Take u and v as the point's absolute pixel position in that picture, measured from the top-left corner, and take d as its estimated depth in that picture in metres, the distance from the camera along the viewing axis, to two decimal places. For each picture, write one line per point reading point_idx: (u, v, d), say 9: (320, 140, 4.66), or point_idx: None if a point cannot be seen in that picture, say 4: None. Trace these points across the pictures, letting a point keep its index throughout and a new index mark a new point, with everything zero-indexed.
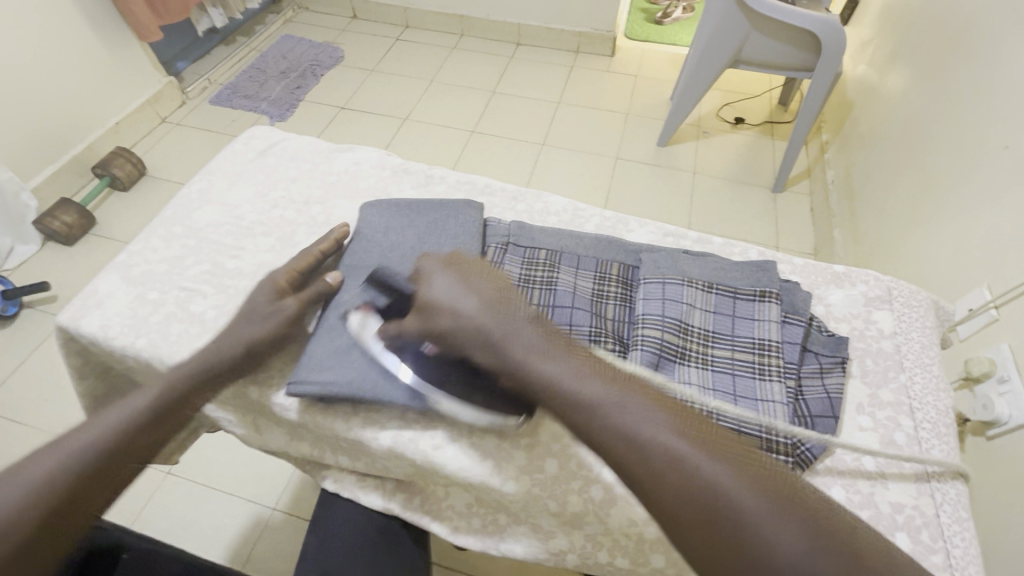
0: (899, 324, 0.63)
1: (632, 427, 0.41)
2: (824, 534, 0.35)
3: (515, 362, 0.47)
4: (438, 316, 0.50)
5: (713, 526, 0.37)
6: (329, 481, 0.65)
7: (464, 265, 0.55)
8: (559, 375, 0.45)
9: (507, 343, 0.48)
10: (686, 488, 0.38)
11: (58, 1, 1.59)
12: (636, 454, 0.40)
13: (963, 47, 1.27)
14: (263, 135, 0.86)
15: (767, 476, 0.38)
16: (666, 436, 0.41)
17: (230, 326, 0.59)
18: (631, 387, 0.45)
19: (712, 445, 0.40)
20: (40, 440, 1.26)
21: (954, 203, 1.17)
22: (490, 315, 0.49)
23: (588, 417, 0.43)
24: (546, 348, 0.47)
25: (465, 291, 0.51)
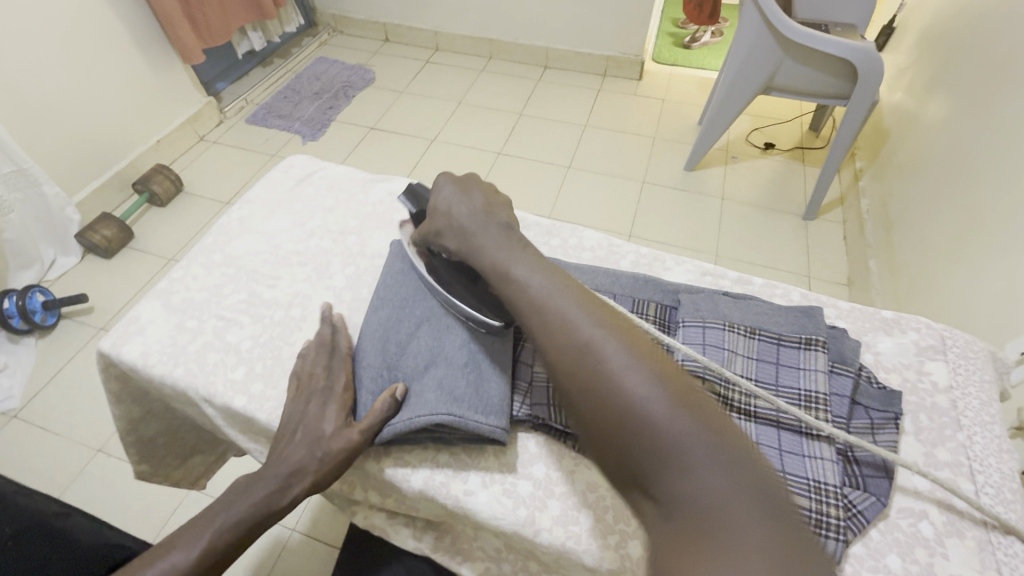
0: (955, 377, 0.60)
1: (544, 297, 0.46)
2: (671, 388, 0.39)
3: (473, 246, 0.53)
4: (434, 216, 0.58)
5: (578, 374, 0.41)
6: (357, 518, 0.64)
7: (473, 180, 0.59)
8: (504, 255, 0.51)
9: (473, 230, 0.54)
10: (567, 346, 0.43)
11: (109, 26, 1.68)
12: (540, 318, 0.45)
13: (1011, 77, 1.23)
14: (301, 163, 0.88)
15: (644, 345, 0.43)
16: (570, 307, 0.45)
17: (284, 454, 0.53)
18: (558, 273, 0.49)
19: (610, 321, 0.44)
20: (71, 451, 1.28)
21: (1005, 239, 1.11)
22: (472, 217, 0.55)
23: (512, 288, 0.48)
24: (503, 239, 0.52)
25: (458, 193, 0.57)
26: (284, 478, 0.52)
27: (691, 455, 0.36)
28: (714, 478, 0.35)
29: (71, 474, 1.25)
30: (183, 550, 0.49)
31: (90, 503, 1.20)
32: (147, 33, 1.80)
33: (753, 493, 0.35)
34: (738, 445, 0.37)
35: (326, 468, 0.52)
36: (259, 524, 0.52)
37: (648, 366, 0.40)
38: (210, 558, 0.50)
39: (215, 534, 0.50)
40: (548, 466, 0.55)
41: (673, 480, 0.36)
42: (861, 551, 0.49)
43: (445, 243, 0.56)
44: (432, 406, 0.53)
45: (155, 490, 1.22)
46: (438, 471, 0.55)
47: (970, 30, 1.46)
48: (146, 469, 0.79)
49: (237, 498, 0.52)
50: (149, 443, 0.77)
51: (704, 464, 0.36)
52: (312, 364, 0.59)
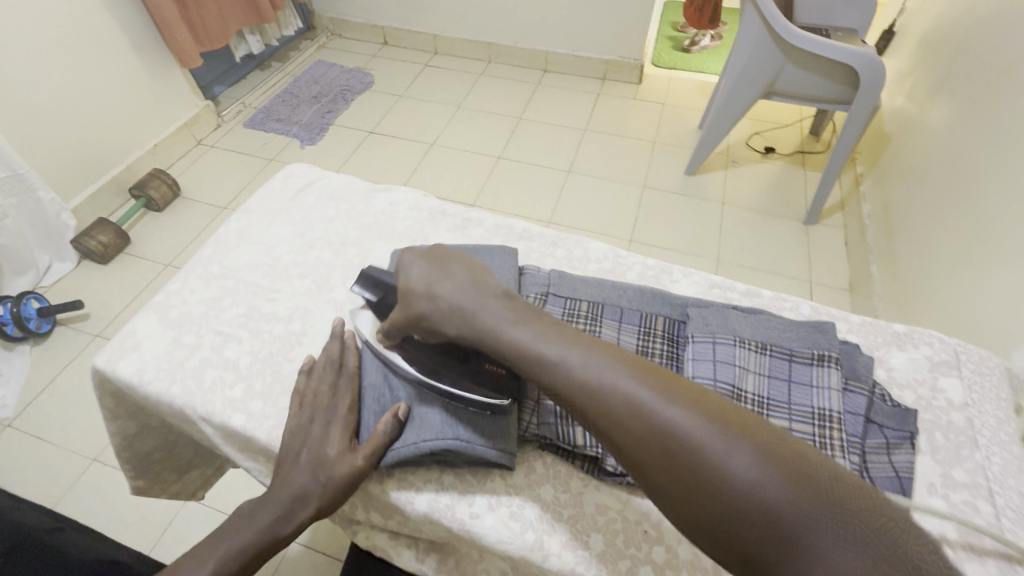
0: (970, 394, 0.59)
1: (598, 376, 0.43)
2: (772, 457, 0.37)
3: (484, 330, 0.48)
4: (412, 301, 0.52)
5: (669, 466, 0.39)
6: (359, 538, 0.62)
7: (443, 255, 0.55)
8: (527, 337, 0.47)
9: (473, 311, 0.49)
10: (646, 435, 0.40)
11: (105, 30, 1.66)
12: (598, 404, 0.42)
13: (1015, 83, 1.23)
14: (301, 172, 0.87)
15: (723, 411, 0.40)
16: (630, 386, 0.42)
17: (288, 478, 0.52)
18: (594, 344, 0.46)
19: (677, 393, 0.41)
20: (65, 461, 1.26)
21: (1010, 246, 1.10)
22: (464, 295, 0.50)
23: (552, 373, 0.44)
24: (512, 315, 0.48)
25: (435, 273, 0.52)
26: (288, 503, 0.51)
27: (814, 534, 0.34)
28: (849, 556, 0.33)
29: (65, 485, 1.23)
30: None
31: (84, 515, 1.18)
32: (144, 36, 1.78)
33: (897, 567, 0.33)
34: (861, 512, 0.35)
35: (331, 493, 0.51)
36: (264, 551, 0.51)
37: (739, 438, 0.38)
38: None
39: (221, 561, 0.49)
40: (556, 487, 0.54)
41: (807, 567, 0.34)
42: None
43: (438, 329, 0.51)
44: (439, 430, 0.52)
45: (150, 501, 1.20)
46: (443, 493, 0.53)
47: (973, 35, 1.45)
48: (141, 485, 0.78)
49: (243, 524, 0.51)
50: (144, 459, 0.75)
51: (833, 541, 0.34)
52: (317, 384, 0.57)
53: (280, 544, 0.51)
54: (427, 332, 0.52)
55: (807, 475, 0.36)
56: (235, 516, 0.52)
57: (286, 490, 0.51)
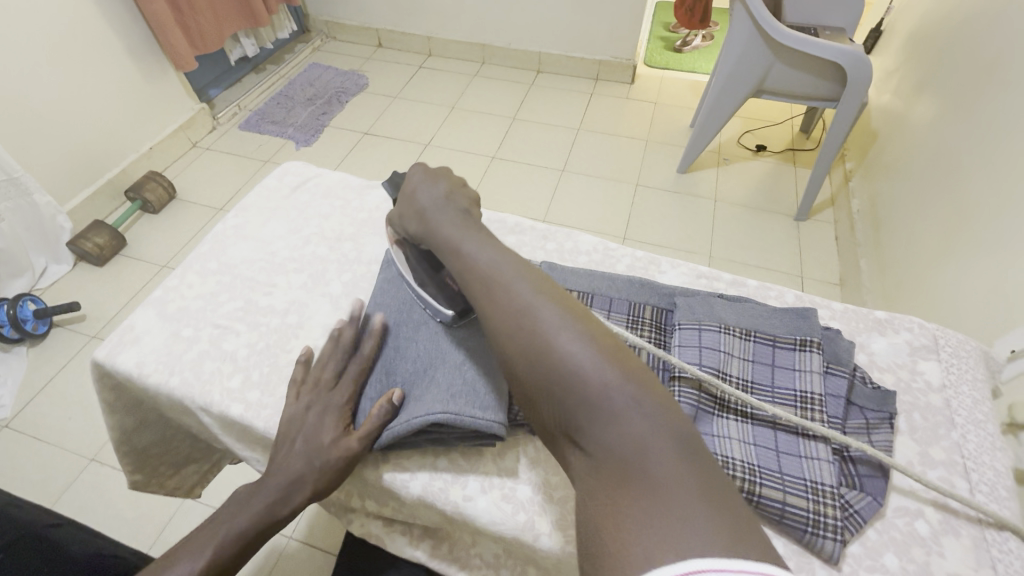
0: (947, 376, 0.61)
1: (490, 267, 0.47)
2: (603, 345, 0.41)
3: (426, 224, 0.53)
4: (400, 196, 0.58)
5: (517, 335, 0.42)
6: (354, 525, 0.64)
7: (435, 169, 0.58)
8: (451, 231, 0.51)
9: (429, 209, 0.54)
10: (508, 310, 0.44)
11: (102, 34, 1.67)
12: (483, 288, 0.46)
13: (997, 79, 1.25)
14: (296, 170, 0.88)
15: (580, 309, 0.44)
16: (515, 279, 0.46)
17: (284, 463, 0.53)
18: (504, 247, 0.50)
19: (552, 290, 0.45)
20: (63, 461, 1.27)
21: (991, 238, 1.13)
22: (431, 200, 0.54)
23: (459, 260, 0.49)
24: (454, 218, 0.53)
25: (419, 176, 0.57)
26: (284, 487, 0.52)
27: (615, 412, 0.38)
28: (636, 432, 0.37)
29: (63, 484, 1.23)
30: (187, 561, 0.49)
31: (82, 514, 1.19)
32: (140, 40, 1.80)
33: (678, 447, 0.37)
34: (664, 404, 0.39)
35: (328, 475, 0.52)
36: (261, 534, 0.52)
37: (583, 326, 0.42)
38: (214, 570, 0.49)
39: (218, 545, 0.50)
40: (547, 470, 0.55)
41: (597, 434, 0.38)
42: (858, 549, 0.50)
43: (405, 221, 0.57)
44: (429, 406, 0.53)
45: (148, 500, 1.21)
46: (438, 477, 0.55)
47: (956, 33, 1.48)
48: (140, 479, 0.79)
49: (240, 509, 0.52)
50: (142, 453, 0.76)
51: (629, 420, 0.38)
52: (314, 370, 0.59)
53: (276, 528, 0.53)
54: (402, 225, 0.58)
55: (628, 367, 0.40)
56: (232, 501, 0.53)
57: (282, 474, 0.52)
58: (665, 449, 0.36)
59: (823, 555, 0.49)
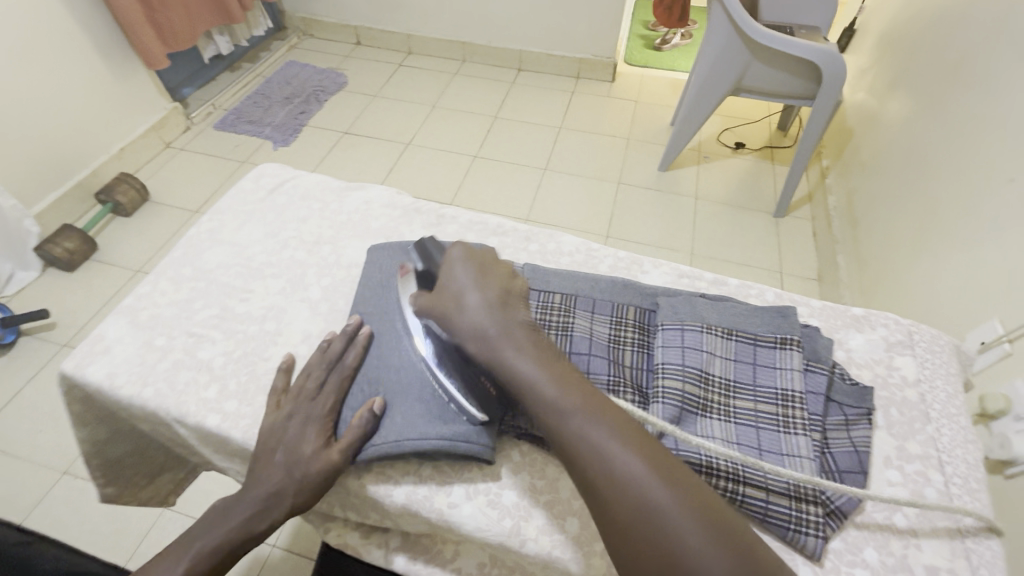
0: (922, 370, 0.62)
1: (595, 435, 0.43)
2: (734, 545, 0.38)
3: (500, 358, 0.48)
4: (448, 301, 0.52)
5: (639, 531, 0.39)
6: (338, 535, 0.63)
7: (486, 265, 0.54)
8: (537, 378, 0.47)
9: (498, 338, 0.49)
10: (624, 496, 0.40)
11: (68, 32, 1.62)
12: (588, 460, 0.42)
13: (966, 78, 1.29)
14: (272, 172, 0.86)
15: (698, 492, 0.41)
16: (621, 450, 0.42)
17: (265, 476, 0.52)
18: (596, 399, 0.46)
19: (666, 469, 0.42)
20: (34, 474, 1.23)
21: (962, 233, 1.17)
22: (489, 316, 0.50)
23: (552, 419, 0.45)
24: (534, 353, 0.48)
25: (475, 287, 0.52)
26: (264, 500, 0.51)
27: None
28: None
29: (34, 498, 1.19)
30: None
31: (55, 527, 1.15)
32: (109, 39, 1.74)
33: None
34: None
35: (309, 489, 0.51)
36: (240, 547, 0.51)
37: (709, 520, 0.39)
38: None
39: (196, 559, 0.49)
40: (532, 475, 0.55)
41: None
42: (839, 546, 0.50)
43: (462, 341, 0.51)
44: (420, 430, 0.53)
45: (125, 511, 1.18)
46: (422, 484, 0.54)
47: (926, 34, 1.52)
48: (113, 491, 0.76)
49: (218, 522, 0.51)
50: (114, 464, 0.74)
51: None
52: (298, 381, 0.58)
53: (256, 541, 0.52)
54: (449, 330, 0.52)
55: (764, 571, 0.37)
56: (209, 513, 0.52)
57: (262, 487, 0.51)
58: None
59: (804, 552, 0.49)
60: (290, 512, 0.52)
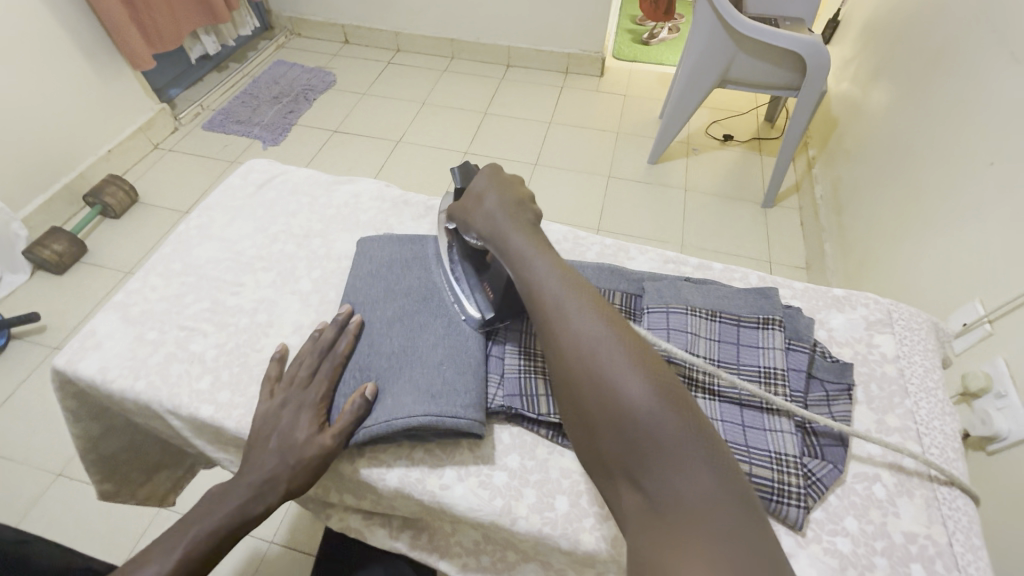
0: (901, 347, 0.64)
1: (565, 292, 0.49)
2: (661, 389, 0.42)
3: (497, 233, 0.55)
4: (466, 198, 0.61)
5: (581, 367, 0.45)
6: (334, 520, 0.64)
7: (505, 175, 0.61)
8: (525, 248, 0.53)
9: (501, 221, 0.56)
10: (574, 341, 0.46)
11: (52, 34, 1.61)
12: (552, 314, 0.48)
13: (946, 65, 1.31)
14: (261, 168, 0.86)
15: (643, 349, 0.45)
16: (581, 308, 0.47)
17: (258, 462, 0.52)
18: (575, 274, 0.51)
19: (624, 325, 0.47)
20: (29, 476, 1.23)
21: (942, 218, 1.19)
22: (498, 207, 0.57)
23: (530, 280, 0.51)
24: (527, 234, 0.55)
25: (491, 186, 0.60)
26: (258, 486, 0.52)
27: (677, 459, 0.39)
28: (701, 479, 0.38)
29: (29, 500, 1.19)
30: (156, 562, 0.48)
31: (52, 529, 1.15)
32: (94, 41, 1.73)
33: (731, 505, 0.37)
34: (718, 458, 0.40)
35: (302, 473, 0.52)
36: (235, 532, 0.51)
37: (643, 366, 0.43)
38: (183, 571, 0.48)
39: (191, 544, 0.49)
40: (523, 455, 0.56)
41: (656, 472, 0.40)
42: (821, 515, 0.52)
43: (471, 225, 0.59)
44: (409, 408, 0.53)
45: (122, 511, 1.18)
46: (414, 468, 0.55)
47: (907, 22, 1.54)
48: (109, 487, 0.77)
49: (212, 509, 0.51)
50: (109, 460, 0.74)
51: (693, 465, 0.39)
52: (291, 368, 0.59)
53: (250, 527, 0.52)
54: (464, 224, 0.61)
55: (684, 416, 0.41)
56: (203, 501, 0.52)
57: (256, 473, 0.52)
58: (719, 510, 0.37)
59: (787, 523, 0.51)
60: (284, 497, 0.52)
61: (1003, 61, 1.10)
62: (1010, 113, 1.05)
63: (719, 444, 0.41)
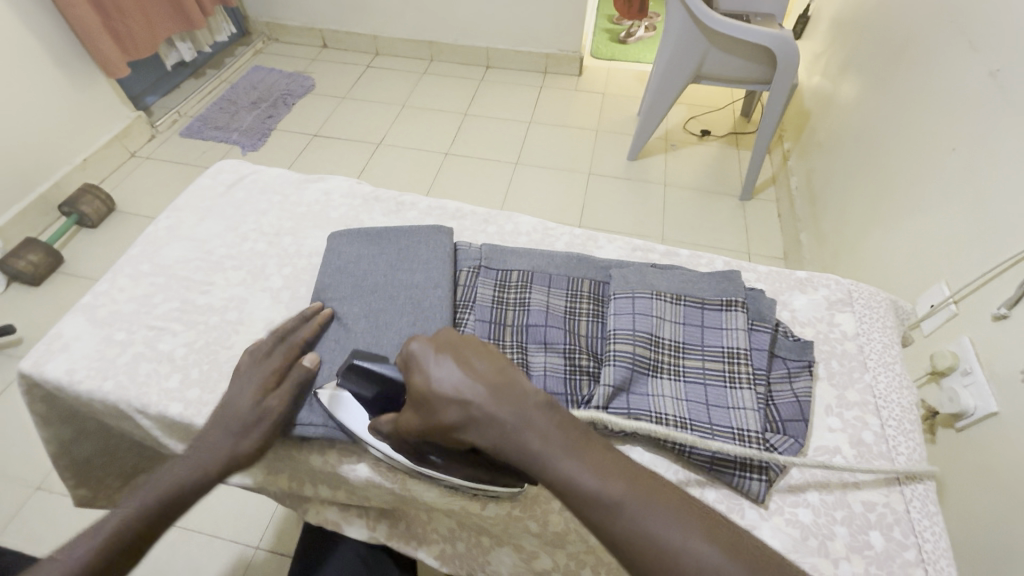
0: (860, 325, 0.66)
1: (663, 533, 0.39)
2: None
3: (527, 453, 0.42)
4: (435, 404, 0.45)
5: None
6: (311, 515, 0.64)
7: (466, 348, 0.48)
8: (573, 472, 0.41)
9: (519, 432, 0.43)
10: None
11: (22, 42, 1.59)
12: (667, 567, 0.38)
13: (909, 56, 1.34)
14: (231, 168, 0.86)
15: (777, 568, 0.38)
16: (692, 544, 0.38)
17: (209, 433, 0.53)
18: (642, 484, 0.41)
19: (746, 554, 0.38)
20: (6, 490, 1.20)
21: (910, 205, 1.22)
22: (500, 405, 0.44)
23: (614, 521, 0.40)
24: (561, 441, 0.43)
25: (465, 374, 0.46)
26: (208, 452, 0.52)
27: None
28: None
29: (7, 514, 1.17)
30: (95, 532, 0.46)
31: (31, 542, 1.13)
32: (66, 49, 1.71)
33: None
34: None
35: (249, 440, 0.53)
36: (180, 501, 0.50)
37: None
38: (119, 545, 0.46)
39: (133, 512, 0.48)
40: None
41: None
42: (783, 488, 0.53)
43: (469, 441, 0.45)
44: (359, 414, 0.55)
45: None
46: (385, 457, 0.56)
47: (873, 16, 1.57)
48: (83, 493, 0.76)
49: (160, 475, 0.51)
50: (83, 465, 0.74)
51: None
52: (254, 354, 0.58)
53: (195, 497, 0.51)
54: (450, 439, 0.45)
55: None
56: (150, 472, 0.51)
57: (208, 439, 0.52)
58: None
59: (750, 496, 0.52)
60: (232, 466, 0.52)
61: (962, 50, 1.13)
62: (971, 99, 1.08)
63: None
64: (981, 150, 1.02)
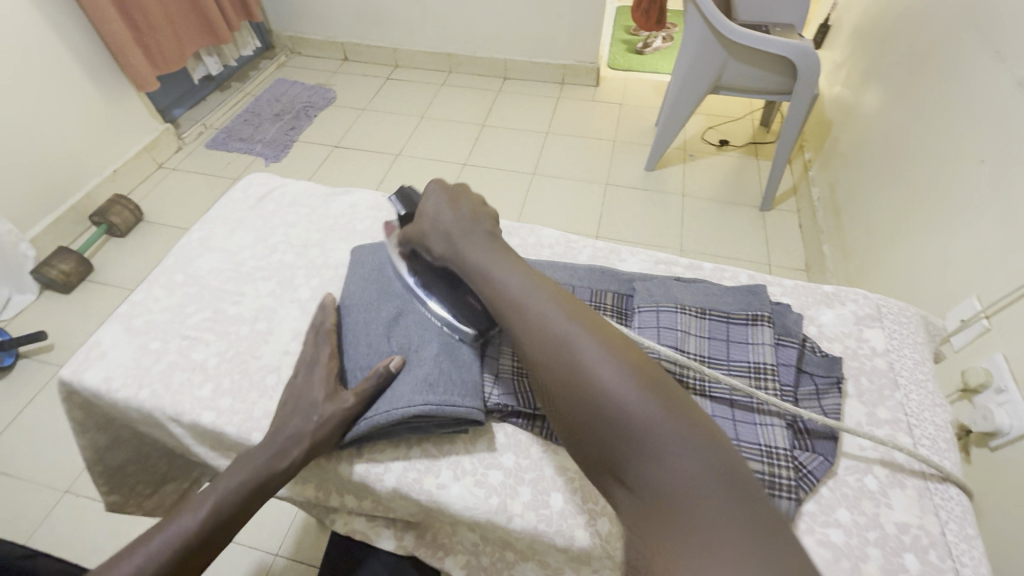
0: (890, 341, 0.65)
1: (526, 298, 0.49)
2: (632, 370, 0.43)
3: (456, 250, 0.55)
4: (421, 221, 0.58)
5: (555, 367, 0.45)
6: (339, 524, 0.65)
7: (457, 191, 0.59)
8: (481, 258, 0.53)
9: (459, 240, 0.55)
10: (544, 339, 0.46)
11: (58, 58, 1.66)
12: (518, 315, 0.49)
13: (932, 66, 1.33)
14: (261, 181, 0.89)
15: (611, 339, 0.46)
16: (546, 305, 0.48)
17: (281, 424, 0.55)
18: (537, 277, 0.52)
19: (590, 323, 0.47)
20: (37, 494, 1.24)
21: (937, 216, 1.20)
22: (456, 222, 0.56)
23: (495, 289, 0.51)
24: (484, 243, 0.55)
25: (448, 204, 0.57)
26: (284, 442, 0.54)
27: (662, 442, 0.39)
28: (683, 465, 0.38)
29: (38, 517, 1.20)
30: (187, 516, 0.50)
31: (60, 546, 1.16)
32: (98, 64, 1.77)
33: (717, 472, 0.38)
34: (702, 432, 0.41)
35: (326, 428, 0.55)
36: (257, 493, 0.53)
37: (611, 353, 0.44)
38: (216, 523, 0.50)
39: (217, 501, 0.51)
40: (518, 455, 0.57)
41: (639, 466, 0.39)
42: (814, 507, 0.52)
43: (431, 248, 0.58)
44: (408, 398, 0.55)
45: (128, 525, 1.19)
46: (411, 467, 0.56)
47: (894, 26, 1.56)
48: (116, 499, 0.78)
49: (239, 467, 0.53)
50: (116, 471, 0.76)
51: (672, 447, 0.39)
52: (314, 352, 0.61)
53: (266, 491, 0.53)
54: (425, 251, 0.59)
55: (657, 390, 0.42)
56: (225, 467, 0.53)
57: (283, 432, 0.54)
58: (721, 482, 0.37)
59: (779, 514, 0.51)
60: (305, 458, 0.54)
61: (991, 58, 1.12)
62: (999, 109, 1.06)
63: (701, 416, 0.42)
64: (1009, 162, 1.01)
